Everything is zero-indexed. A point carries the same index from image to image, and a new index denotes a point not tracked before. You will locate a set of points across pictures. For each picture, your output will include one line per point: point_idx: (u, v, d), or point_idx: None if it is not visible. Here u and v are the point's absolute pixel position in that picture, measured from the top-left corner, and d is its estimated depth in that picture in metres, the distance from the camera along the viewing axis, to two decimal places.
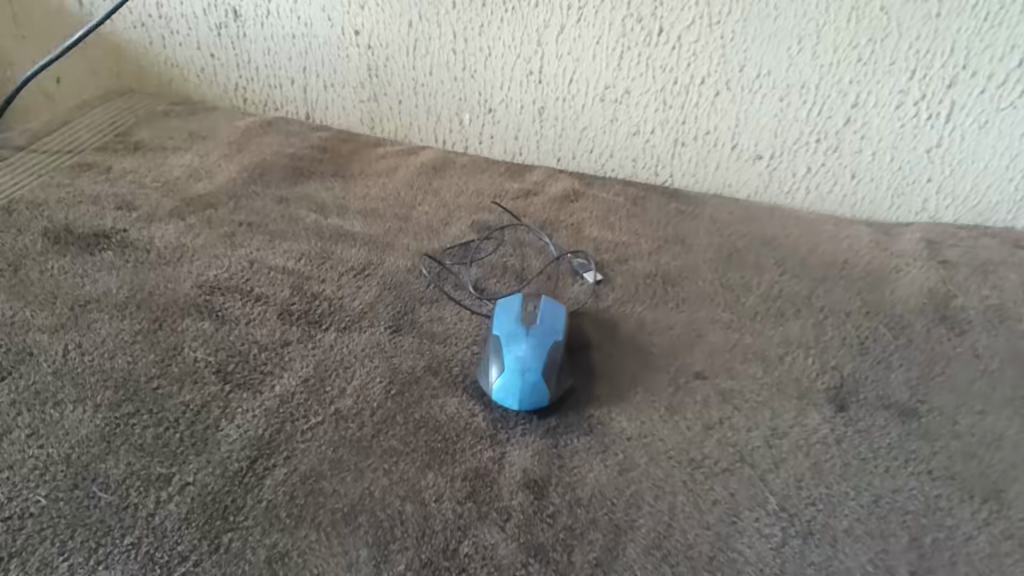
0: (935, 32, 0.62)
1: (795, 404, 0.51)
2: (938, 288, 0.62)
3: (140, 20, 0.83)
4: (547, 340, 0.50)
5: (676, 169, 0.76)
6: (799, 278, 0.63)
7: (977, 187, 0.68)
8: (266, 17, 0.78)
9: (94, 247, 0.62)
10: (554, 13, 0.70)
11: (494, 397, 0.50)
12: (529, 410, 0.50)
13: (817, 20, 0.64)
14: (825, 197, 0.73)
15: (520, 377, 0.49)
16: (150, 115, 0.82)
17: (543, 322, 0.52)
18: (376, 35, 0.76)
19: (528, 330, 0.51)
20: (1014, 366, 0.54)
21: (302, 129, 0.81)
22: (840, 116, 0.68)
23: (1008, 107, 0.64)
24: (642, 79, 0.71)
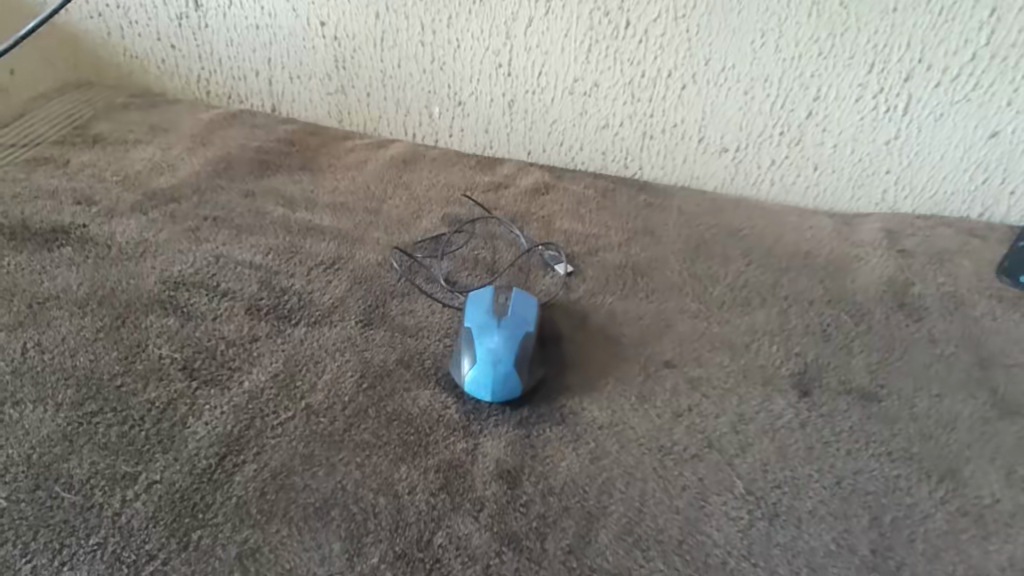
0: (892, 27, 0.64)
1: (761, 391, 0.52)
2: (897, 276, 0.63)
3: (97, 10, 0.81)
4: (518, 331, 0.51)
5: (645, 161, 0.77)
6: (764, 268, 0.64)
7: (933, 179, 0.71)
8: (229, 7, 0.77)
9: (53, 243, 0.60)
10: (522, 5, 0.70)
11: (467, 389, 0.50)
12: (502, 401, 0.50)
13: (780, 14, 0.65)
14: (789, 188, 0.75)
15: (492, 368, 0.49)
16: (108, 107, 0.79)
17: (515, 313, 0.52)
18: (343, 26, 0.75)
19: (499, 321, 0.51)
20: (968, 351, 0.56)
21: (268, 122, 0.80)
22: (803, 109, 0.70)
23: (962, 100, 0.66)
24: (611, 72, 0.72)
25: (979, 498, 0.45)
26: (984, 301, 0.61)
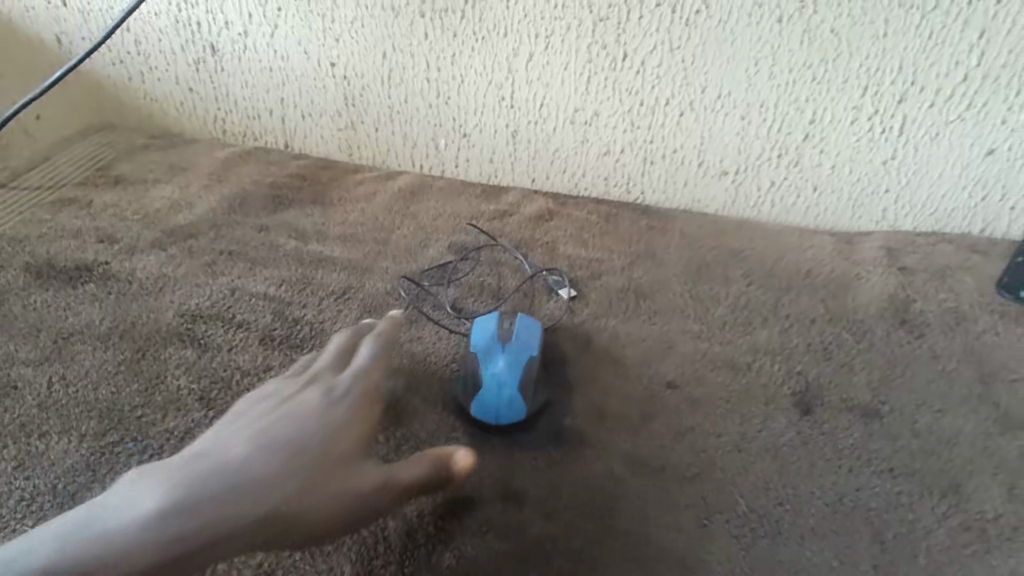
0: (883, 51, 0.64)
1: (763, 409, 0.53)
2: (898, 294, 0.64)
3: (120, 57, 0.85)
4: (518, 356, 0.52)
5: (646, 186, 0.79)
6: (765, 289, 0.65)
7: (932, 196, 0.70)
8: (244, 51, 0.80)
9: (77, 280, 0.63)
10: (523, 42, 0.72)
11: (473, 412, 0.51)
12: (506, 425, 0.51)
13: (772, 43, 0.66)
14: (790, 210, 0.75)
15: (491, 394, 0.51)
16: (130, 149, 0.83)
17: (517, 339, 0.54)
18: (351, 66, 0.78)
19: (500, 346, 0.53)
20: (970, 367, 0.56)
21: (282, 158, 0.83)
22: (799, 132, 0.70)
23: (956, 119, 0.66)
24: (610, 102, 0.74)
25: (983, 513, 0.45)
26: (986, 316, 0.61)
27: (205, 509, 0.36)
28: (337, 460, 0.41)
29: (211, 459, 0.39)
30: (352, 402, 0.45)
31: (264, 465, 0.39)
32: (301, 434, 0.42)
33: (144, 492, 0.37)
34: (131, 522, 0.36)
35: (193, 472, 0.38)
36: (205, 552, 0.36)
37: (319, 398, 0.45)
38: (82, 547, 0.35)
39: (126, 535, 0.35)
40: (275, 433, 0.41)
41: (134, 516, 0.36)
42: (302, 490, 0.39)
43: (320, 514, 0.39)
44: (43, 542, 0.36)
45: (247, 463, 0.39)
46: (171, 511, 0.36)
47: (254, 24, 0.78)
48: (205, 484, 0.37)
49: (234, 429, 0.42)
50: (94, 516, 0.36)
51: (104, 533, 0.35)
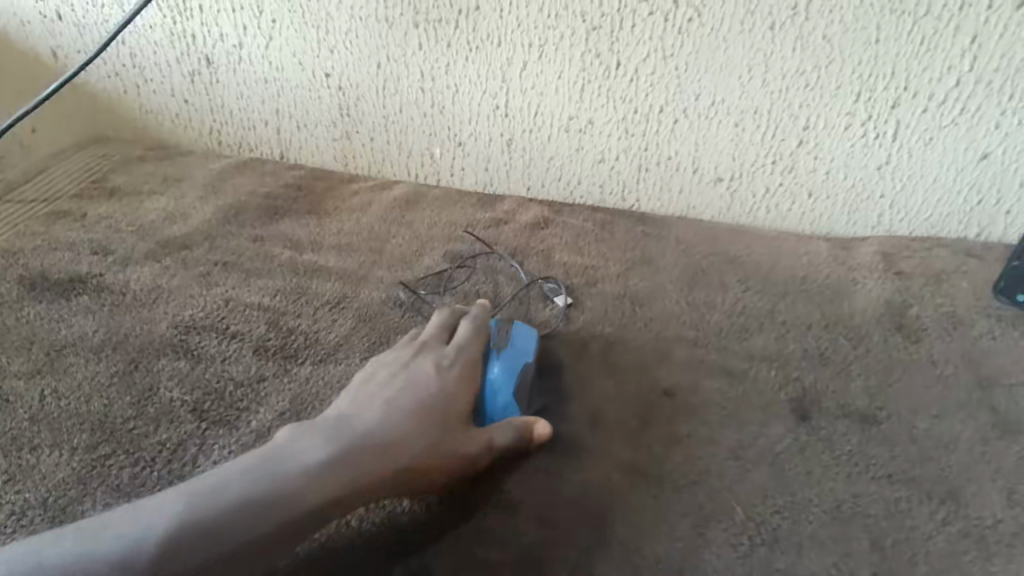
0: (876, 57, 0.63)
1: (760, 416, 0.53)
2: (895, 299, 0.64)
3: (115, 70, 0.85)
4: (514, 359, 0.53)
5: (642, 194, 0.78)
6: (761, 295, 0.65)
7: (927, 201, 0.70)
8: (239, 63, 0.80)
9: (71, 292, 0.63)
10: (517, 51, 0.72)
11: None
12: None
13: (764, 50, 0.66)
14: (785, 216, 0.75)
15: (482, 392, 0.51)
16: (125, 161, 0.84)
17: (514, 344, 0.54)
18: (346, 77, 0.78)
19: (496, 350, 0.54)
20: (967, 372, 0.56)
21: (277, 169, 0.83)
22: (793, 138, 0.70)
23: (949, 124, 0.65)
24: (604, 110, 0.74)
25: (982, 519, 0.45)
26: (984, 320, 0.61)
27: (350, 459, 0.44)
28: (454, 424, 0.48)
29: (353, 424, 0.47)
30: (464, 374, 0.52)
31: (396, 428, 0.47)
32: (424, 404, 0.49)
33: (306, 443, 0.45)
34: (297, 466, 0.43)
35: (341, 433, 0.46)
36: (355, 493, 0.43)
37: (434, 372, 0.52)
38: (260, 480, 0.42)
39: (295, 474, 0.42)
40: (401, 403, 0.49)
41: (301, 460, 0.43)
42: (426, 446, 0.46)
43: (442, 467, 0.46)
44: (226, 475, 0.42)
45: (382, 426, 0.47)
46: (329, 460, 0.44)
47: (248, 36, 0.78)
48: (353, 441, 0.45)
49: (366, 401, 0.49)
50: (266, 457, 0.44)
51: (278, 470, 0.42)
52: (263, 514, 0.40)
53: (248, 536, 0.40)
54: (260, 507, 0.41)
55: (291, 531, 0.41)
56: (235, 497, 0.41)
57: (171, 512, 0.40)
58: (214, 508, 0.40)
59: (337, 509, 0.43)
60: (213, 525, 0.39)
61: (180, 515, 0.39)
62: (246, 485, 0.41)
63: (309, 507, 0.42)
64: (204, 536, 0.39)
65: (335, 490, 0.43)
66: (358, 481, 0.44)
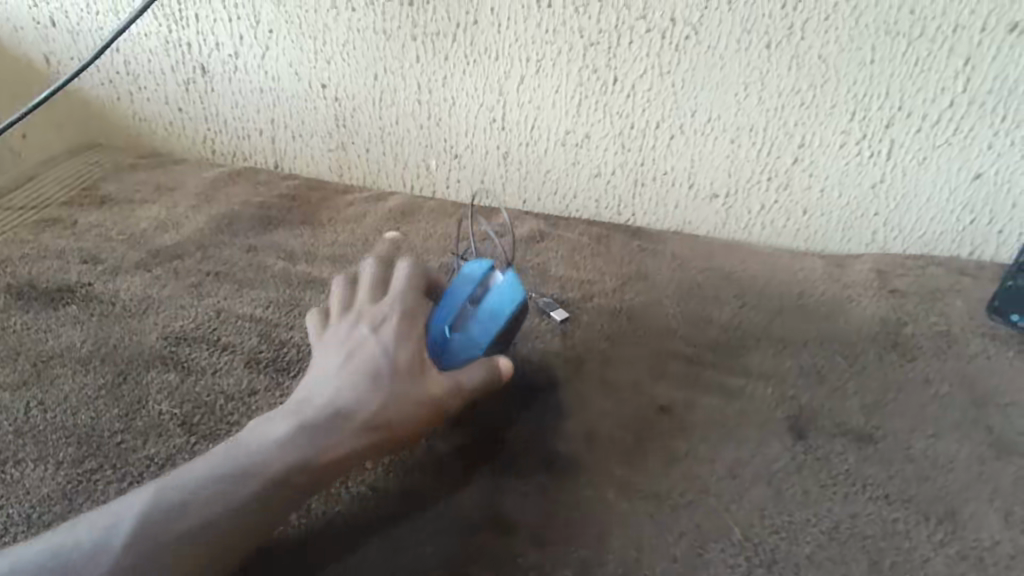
0: (870, 77, 0.64)
1: (756, 434, 0.52)
2: (889, 317, 0.64)
3: (109, 77, 0.84)
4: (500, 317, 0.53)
5: (638, 208, 0.78)
6: (757, 311, 0.65)
7: (921, 220, 0.70)
8: (235, 72, 0.80)
9: (59, 301, 0.62)
10: (515, 65, 0.72)
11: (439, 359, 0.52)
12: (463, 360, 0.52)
13: (761, 68, 0.66)
14: (780, 232, 0.75)
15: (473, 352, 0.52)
16: (117, 169, 0.83)
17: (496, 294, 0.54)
18: (342, 88, 0.78)
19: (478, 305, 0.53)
20: (962, 391, 0.56)
21: (271, 178, 0.82)
22: (788, 155, 0.70)
23: (943, 144, 0.65)
24: (601, 125, 0.73)
25: (979, 540, 0.45)
26: (977, 339, 0.61)
27: (307, 430, 0.46)
28: (410, 375, 0.48)
29: (310, 400, 0.48)
30: (411, 323, 0.52)
31: (353, 393, 0.47)
32: (379, 361, 0.49)
33: (261, 429, 0.46)
34: (258, 449, 0.44)
35: (300, 410, 0.47)
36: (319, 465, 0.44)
37: (382, 325, 0.52)
38: (218, 469, 0.43)
39: (256, 456, 0.44)
40: (356, 365, 0.49)
41: (261, 443, 0.45)
42: (384, 404, 0.47)
43: (405, 424, 0.47)
44: (192, 469, 0.44)
45: (339, 394, 0.47)
46: (288, 437, 0.45)
47: (244, 45, 0.78)
48: (312, 416, 0.46)
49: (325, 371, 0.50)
50: (230, 446, 0.45)
51: (240, 457, 0.44)
52: (228, 500, 0.42)
53: (216, 522, 0.41)
54: (224, 493, 0.42)
55: (260, 510, 0.42)
56: (200, 488, 0.42)
57: (139, 507, 0.41)
58: (181, 500, 0.42)
59: (306, 484, 0.44)
60: (182, 516, 0.41)
61: (145, 512, 0.41)
62: (209, 475, 0.43)
63: (271, 489, 0.43)
64: (174, 527, 0.41)
65: (297, 465, 0.44)
66: (320, 453, 0.45)
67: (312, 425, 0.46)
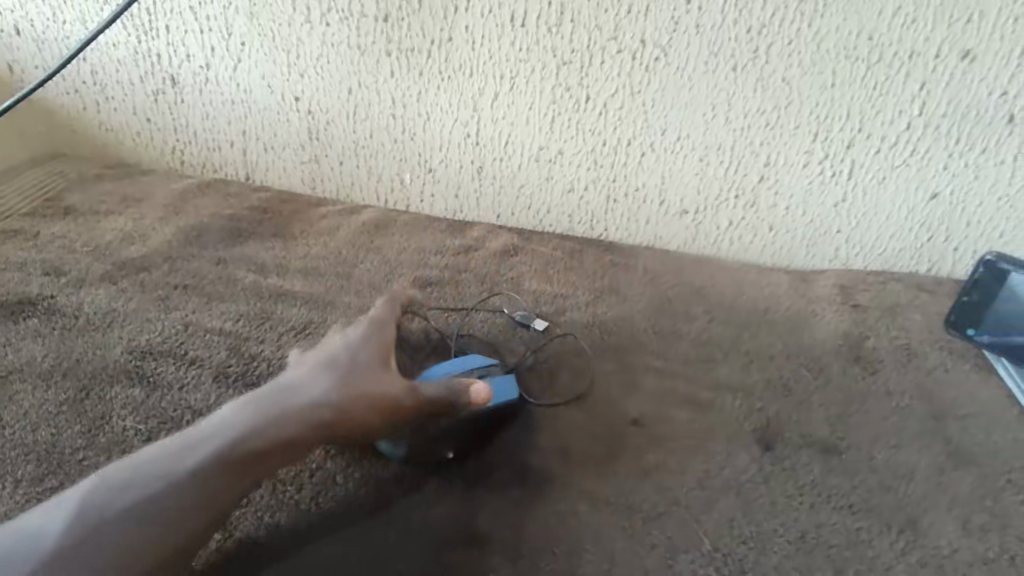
0: (831, 100, 0.66)
1: (725, 446, 0.53)
2: (852, 331, 0.66)
3: (74, 86, 0.83)
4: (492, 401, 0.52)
5: (610, 223, 0.80)
6: (726, 324, 0.66)
7: (882, 237, 0.72)
8: (206, 84, 0.79)
9: (19, 315, 0.60)
10: (488, 82, 0.72)
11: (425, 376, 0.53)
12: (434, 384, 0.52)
13: (727, 90, 0.67)
14: (747, 247, 0.77)
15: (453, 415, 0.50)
16: (82, 180, 0.81)
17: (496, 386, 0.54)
18: (316, 101, 0.78)
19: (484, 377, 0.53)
20: (922, 403, 0.58)
21: (242, 191, 0.81)
22: (755, 174, 0.72)
23: (901, 165, 0.67)
24: (573, 141, 0.74)
25: (939, 549, 0.46)
26: (935, 352, 0.63)
27: (265, 422, 0.45)
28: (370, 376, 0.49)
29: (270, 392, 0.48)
30: (372, 330, 0.53)
31: (313, 391, 0.48)
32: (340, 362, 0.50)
33: (220, 418, 0.46)
34: (213, 436, 0.44)
35: (257, 398, 0.47)
36: (267, 453, 0.44)
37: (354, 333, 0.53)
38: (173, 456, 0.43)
39: (205, 440, 0.44)
40: (317, 363, 0.50)
41: (211, 428, 0.45)
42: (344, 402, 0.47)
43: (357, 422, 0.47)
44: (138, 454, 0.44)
45: (296, 388, 0.48)
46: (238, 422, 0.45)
47: (216, 57, 0.77)
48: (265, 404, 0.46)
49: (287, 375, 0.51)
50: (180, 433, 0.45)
51: (189, 442, 0.44)
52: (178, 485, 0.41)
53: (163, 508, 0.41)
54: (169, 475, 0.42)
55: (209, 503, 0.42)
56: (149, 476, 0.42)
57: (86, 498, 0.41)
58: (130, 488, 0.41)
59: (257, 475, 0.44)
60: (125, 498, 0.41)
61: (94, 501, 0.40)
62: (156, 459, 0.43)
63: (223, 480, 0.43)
64: (115, 510, 0.40)
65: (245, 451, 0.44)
66: (269, 441, 0.45)
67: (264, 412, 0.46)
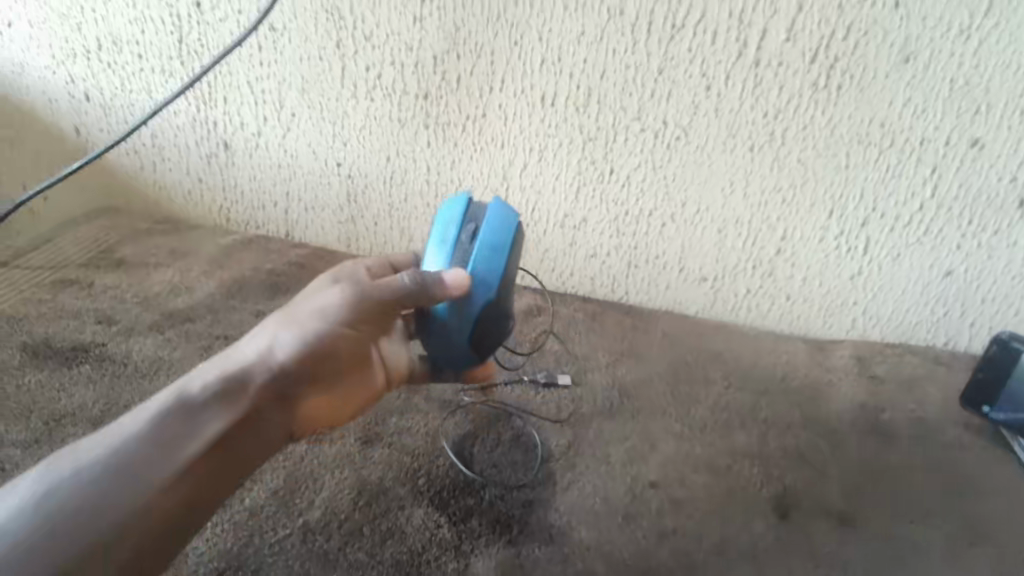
0: (846, 180, 0.69)
1: (742, 513, 0.54)
2: (868, 402, 0.67)
3: (134, 148, 0.89)
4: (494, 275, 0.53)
5: (630, 287, 0.83)
6: (743, 391, 0.68)
7: (897, 310, 0.74)
8: (256, 149, 0.85)
9: (72, 360, 0.64)
10: (518, 154, 0.77)
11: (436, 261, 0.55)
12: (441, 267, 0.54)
13: (745, 168, 0.71)
14: (765, 315, 0.79)
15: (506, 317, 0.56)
16: (134, 234, 0.87)
17: (446, 219, 0.56)
18: (356, 167, 0.83)
19: (455, 247, 0.54)
20: (938, 477, 0.59)
21: (281, 247, 0.86)
22: (772, 246, 0.75)
23: (915, 243, 0.70)
24: (598, 211, 0.78)
25: None
26: (951, 427, 0.64)
27: (218, 375, 0.50)
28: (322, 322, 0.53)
29: (233, 354, 0.53)
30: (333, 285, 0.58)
31: (261, 346, 0.53)
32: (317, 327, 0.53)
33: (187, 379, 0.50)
34: (176, 391, 0.49)
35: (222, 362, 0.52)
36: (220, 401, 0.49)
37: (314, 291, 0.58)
38: (139, 411, 0.47)
39: (181, 437, 0.46)
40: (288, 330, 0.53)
41: (189, 422, 0.47)
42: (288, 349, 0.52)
43: (319, 392, 0.54)
44: (92, 450, 0.43)
45: (265, 366, 0.52)
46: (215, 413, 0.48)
47: (267, 126, 0.83)
48: (237, 390, 0.50)
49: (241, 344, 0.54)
50: (139, 420, 0.46)
51: (159, 438, 0.45)
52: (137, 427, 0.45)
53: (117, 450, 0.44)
54: (147, 483, 0.43)
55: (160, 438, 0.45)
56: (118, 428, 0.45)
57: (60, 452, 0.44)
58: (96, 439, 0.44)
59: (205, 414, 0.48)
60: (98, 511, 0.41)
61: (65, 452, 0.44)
62: (121, 459, 0.43)
63: (172, 418, 0.47)
64: (99, 521, 0.40)
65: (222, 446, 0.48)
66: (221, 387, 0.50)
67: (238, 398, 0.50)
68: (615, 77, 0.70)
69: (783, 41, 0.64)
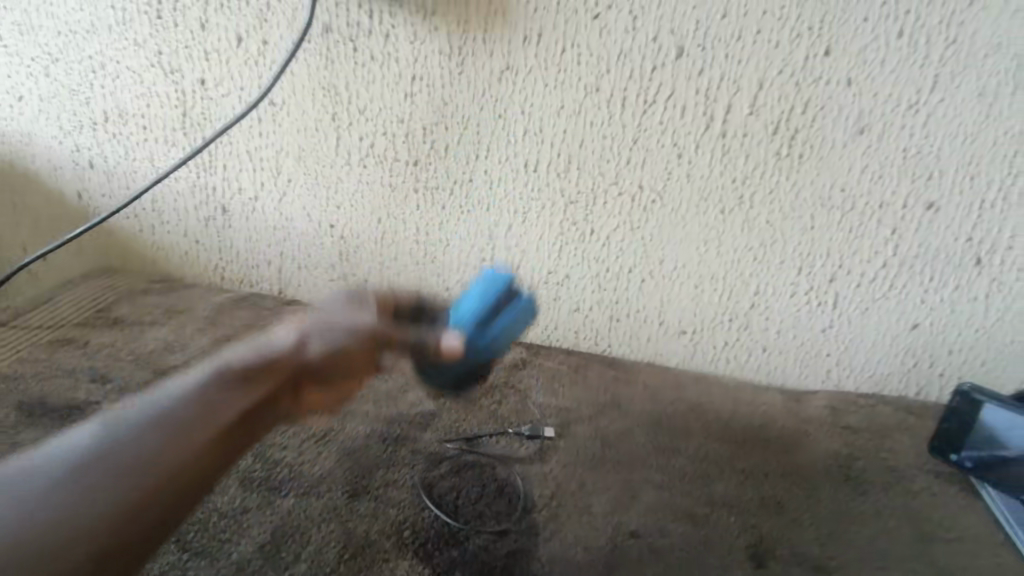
0: (812, 241, 0.73)
1: (721, 561, 0.56)
2: (841, 452, 0.69)
3: (135, 213, 0.93)
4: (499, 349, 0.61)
5: (613, 340, 0.85)
6: (721, 441, 0.70)
7: (868, 361, 0.77)
8: (252, 213, 0.89)
9: (66, 419, 0.66)
10: (503, 216, 0.81)
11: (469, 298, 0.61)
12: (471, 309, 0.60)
13: (717, 229, 0.75)
14: (743, 366, 0.82)
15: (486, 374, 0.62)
16: (131, 293, 0.90)
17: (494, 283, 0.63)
18: (349, 229, 0.87)
19: (495, 307, 0.61)
20: (909, 524, 0.61)
21: (274, 305, 0.89)
22: (746, 301, 0.78)
23: (881, 298, 0.74)
24: (579, 268, 0.82)
25: None
26: (921, 475, 0.67)
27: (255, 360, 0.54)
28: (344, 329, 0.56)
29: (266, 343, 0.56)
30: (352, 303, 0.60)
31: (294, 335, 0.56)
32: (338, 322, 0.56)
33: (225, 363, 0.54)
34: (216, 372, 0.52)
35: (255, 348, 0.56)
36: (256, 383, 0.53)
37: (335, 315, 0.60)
38: (182, 388, 0.51)
39: (209, 412, 0.49)
40: (306, 323, 0.57)
41: (227, 402, 0.50)
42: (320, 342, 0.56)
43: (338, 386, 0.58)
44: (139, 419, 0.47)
45: (296, 352, 0.55)
46: (242, 391, 0.52)
47: (265, 191, 0.87)
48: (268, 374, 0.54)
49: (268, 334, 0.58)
50: (180, 397, 0.50)
51: (199, 411, 0.49)
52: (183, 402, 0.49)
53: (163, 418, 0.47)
54: (187, 448, 0.46)
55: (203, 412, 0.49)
56: (164, 402, 0.49)
57: (111, 420, 0.47)
58: (145, 411, 0.48)
59: (242, 395, 0.51)
60: (113, 473, 0.43)
61: (115, 420, 0.47)
62: (153, 431, 0.46)
63: (214, 397, 0.50)
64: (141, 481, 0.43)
65: (242, 418, 0.51)
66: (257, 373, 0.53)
67: (268, 379, 0.54)
68: (592, 146, 0.75)
69: (746, 115, 0.69)
